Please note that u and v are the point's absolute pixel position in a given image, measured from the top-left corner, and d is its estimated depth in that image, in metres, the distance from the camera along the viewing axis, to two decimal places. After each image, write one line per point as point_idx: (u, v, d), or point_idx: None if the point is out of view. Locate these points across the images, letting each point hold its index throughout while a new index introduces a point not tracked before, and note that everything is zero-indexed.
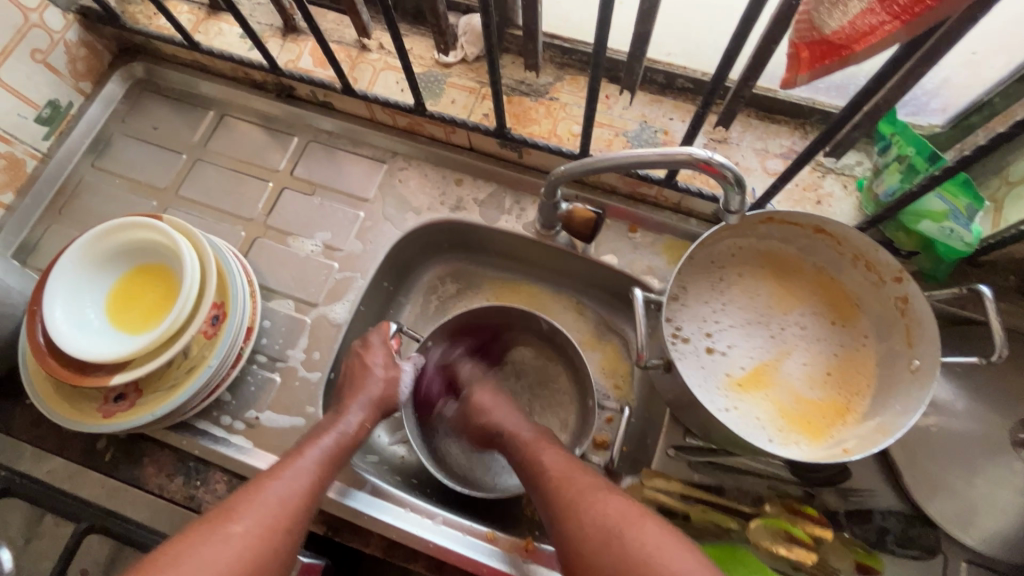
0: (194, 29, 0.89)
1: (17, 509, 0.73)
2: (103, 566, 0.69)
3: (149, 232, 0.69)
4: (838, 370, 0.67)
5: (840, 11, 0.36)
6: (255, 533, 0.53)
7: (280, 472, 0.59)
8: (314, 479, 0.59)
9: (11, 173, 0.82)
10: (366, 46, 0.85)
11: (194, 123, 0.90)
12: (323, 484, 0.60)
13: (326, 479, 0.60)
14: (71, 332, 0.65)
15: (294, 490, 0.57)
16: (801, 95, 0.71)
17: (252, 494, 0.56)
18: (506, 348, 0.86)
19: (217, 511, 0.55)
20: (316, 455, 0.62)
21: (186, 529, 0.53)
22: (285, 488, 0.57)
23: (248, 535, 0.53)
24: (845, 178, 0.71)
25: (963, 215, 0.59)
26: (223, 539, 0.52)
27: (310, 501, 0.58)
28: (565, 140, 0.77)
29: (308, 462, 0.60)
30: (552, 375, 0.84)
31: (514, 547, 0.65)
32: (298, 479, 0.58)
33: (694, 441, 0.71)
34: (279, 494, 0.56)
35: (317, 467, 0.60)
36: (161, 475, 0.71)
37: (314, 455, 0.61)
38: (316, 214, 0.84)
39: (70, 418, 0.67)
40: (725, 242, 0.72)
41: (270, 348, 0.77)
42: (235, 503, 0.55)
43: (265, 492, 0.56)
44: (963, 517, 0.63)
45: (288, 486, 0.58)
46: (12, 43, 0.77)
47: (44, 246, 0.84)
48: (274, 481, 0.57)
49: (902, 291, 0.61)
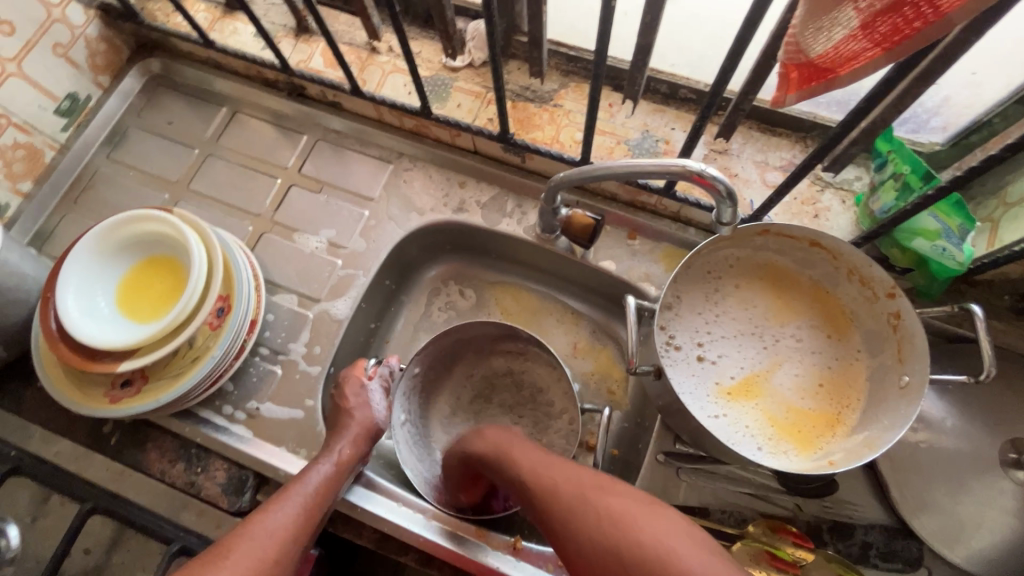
0: (210, 27, 0.91)
1: (25, 488, 0.76)
2: (106, 546, 0.72)
3: (159, 224, 0.71)
4: (831, 382, 0.67)
5: (824, 37, 0.36)
6: (250, 562, 0.54)
7: (271, 506, 0.60)
8: (307, 510, 0.61)
9: (30, 163, 0.84)
10: (376, 49, 0.86)
11: (207, 119, 0.93)
12: (312, 520, 0.61)
13: (316, 514, 0.62)
14: (82, 319, 0.67)
15: (284, 523, 0.59)
16: (803, 109, 0.71)
17: (243, 527, 0.57)
18: (498, 357, 0.86)
19: (212, 546, 0.56)
20: (304, 491, 0.62)
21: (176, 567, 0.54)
22: (279, 518, 0.59)
23: (242, 563, 0.54)
24: (843, 193, 0.71)
25: (955, 234, 0.59)
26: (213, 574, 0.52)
27: (298, 536, 0.59)
28: (567, 147, 0.78)
29: (298, 496, 0.61)
30: (540, 381, 0.84)
31: (503, 545, 0.67)
32: (286, 514, 0.60)
33: (685, 448, 0.71)
34: (269, 527, 0.58)
35: (310, 499, 0.62)
36: (163, 460, 0.73)
37: (303, 489, 0.62)
38: (322, 212, 0.86)
39: (77, 402, 0.70)
40: (723, 253, 0.72)
41: (273, 341, 0.79)
42: (226, 537, 0.56)
43: (257, 525, 0.58)
44: (949, 533, 0.63)
45: (279, 519, 0.59)
46: (34, 37, 0.79)
47: (60, 234, 0.87)
48: (265, 514, 0.59)
49: (895, 307, 0.62)
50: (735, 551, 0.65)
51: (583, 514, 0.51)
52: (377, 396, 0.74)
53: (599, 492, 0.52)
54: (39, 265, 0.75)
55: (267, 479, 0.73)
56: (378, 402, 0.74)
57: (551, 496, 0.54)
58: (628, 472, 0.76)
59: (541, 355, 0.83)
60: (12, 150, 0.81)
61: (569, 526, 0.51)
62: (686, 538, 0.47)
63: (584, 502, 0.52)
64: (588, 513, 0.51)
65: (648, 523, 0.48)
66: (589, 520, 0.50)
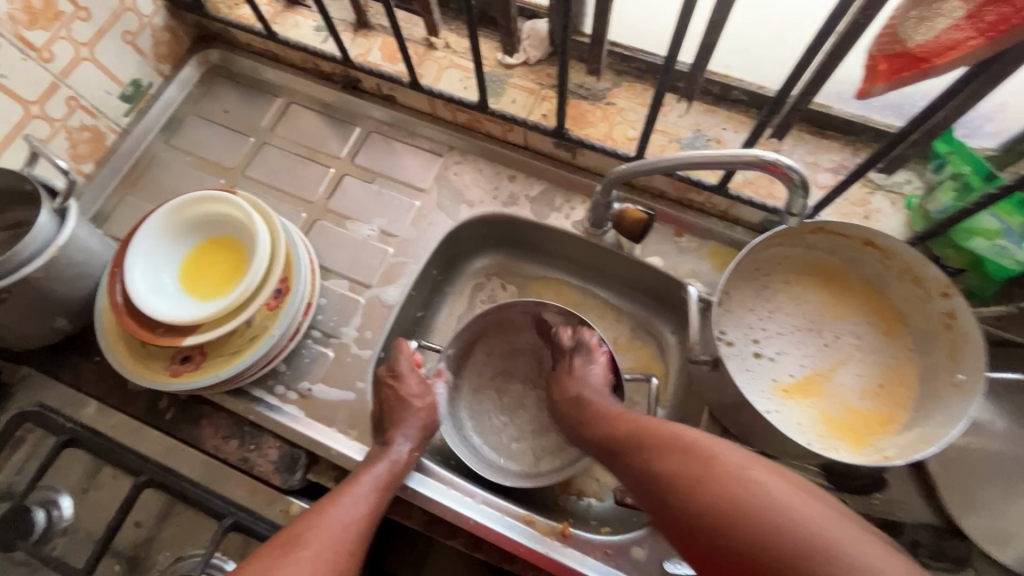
0: (272, 20, 0.94)
1: (79, 460, 0.77)
2: (156, 519, 0.73)
3: (225, 207, 0.73)
4: (889, 382, 0.68)
5: (925, 27, 0.38)
6: (325, 556, 0.56)
7: (341, 498, 0.61)
8: (372, 504, 0.62)
9: (94, 145, 0.87)
10: (432, 45, 0.89)
11: (263, 109, 0.95)
12: (378, 511, 0.62)
13: (382, 505, 0.63)
14: (149, 294, 0.69)
15: (355, 516, 0.60)
16: (854, 112, 0.73)
17: (314, 520, 0.58)
18: (520, 337, 0.86)
19: (286, 536, 0.57)
20: (371, 483, 0.63)
21: (256, 552, 0.55)
22: (348, 513, 0.60)
23: (319, 558, 0.55)
24: (894, 196, 0.73)
25: (1017, 232, 0.60)
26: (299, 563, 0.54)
27: (366, 527, 0.60)
28: (620, 143, 0.80)
29: (366, 488, 0.63)
30: (561, 362, 0.85)
31: (551, 531, 0.68)
32: (356, 506, 0.61)
33: (732, 441, 0.72)
34: (341, 520, 0.59)
35: (374, 493, 0.63)
36: (217, 436, 0.74)
37: (370, 482, 0.63)
38: (375, 201, 0.88)
39: (139, 375, 0.71)
40: (773, 251, 0.73)
41: (325, 324, 0.81)
42: (300, 528, 0.57)
43: (330, 517, 0.59)
44: (1000, 534, 0.64)
45: (350, 512, 0.60)
46: (108, 23, 0.82)
47: (118, 216, 0.89)
48: (336, 507, 0.60)
49: (949, 307, 0.63)
50: None
51: (668, 461, 0.55)
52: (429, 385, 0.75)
53: (692, 445, 0.55)
54: (104, 243, 0.77)
55: (318, 459, 0.74)
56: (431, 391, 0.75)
57: (651, 446, 0.58)
58: None
59: (562, 338, 0.84)
60: (79, 132, 0.84)
61: (653, 476, 0.55)
62: (782, 483, 0.49)
63: (664, 451, 0.56)
64: (671, 464, 0.54)
65: (728, 472, 0.50)
66: (676, 468, 0.53)
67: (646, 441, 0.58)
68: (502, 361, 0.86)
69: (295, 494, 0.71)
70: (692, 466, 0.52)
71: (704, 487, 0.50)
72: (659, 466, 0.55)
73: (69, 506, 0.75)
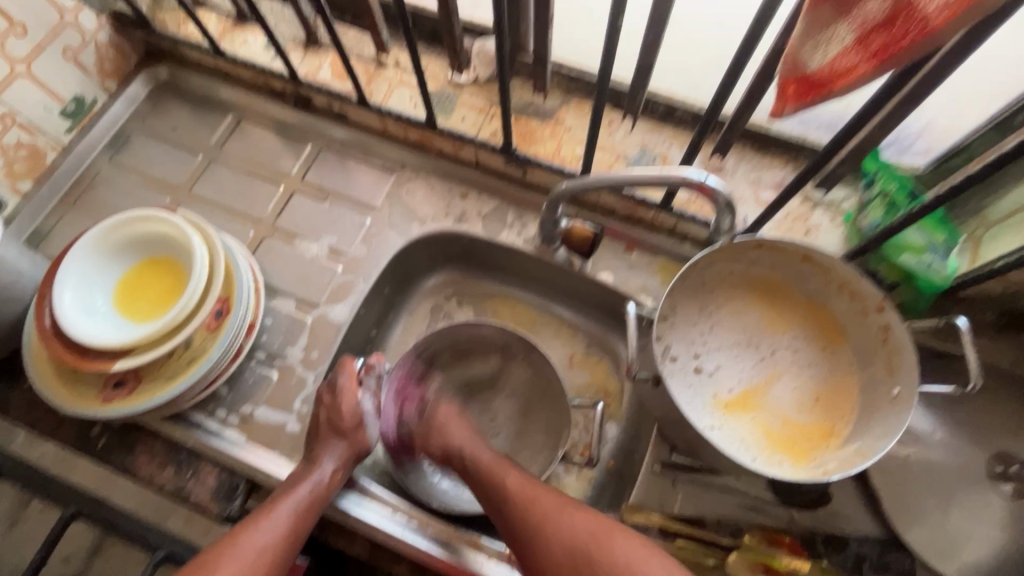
0: (221, 37, 0.93)
1: (6, 491, 0.73)
2: (86, 553, 0.70)
3: (161, 225, 0.71)
4: (826, 395, 0.69)
5: (821, 52, 0.40)
6: None
7: (256, 523, 0.60)
8: (291, 528, 0.61)
9: (31, 163, 0.84)
10: (383, 63, 0.89)
11: (213, 126, 0.94)
12: (300, 533, 0.61)
13: (304, 525, 0.61)
14: (79, 317, 0.66)
15: (270, 540, 0.59)
16: (791, 130, 0.75)
17: (225, 548, 0.57)
18: (477, 360, 0.84)
19: (196, 565, 0.56)
20: (292, 504, 0.62)
21: None
22: (263, 537, 0.59)
23: None
24: (833, 211, 0.74)
25: (940, 249, 0.64)
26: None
27: (284, 550, 0.59)
28: (568, 161, 0.81)
29: (285, 510, 0.61)
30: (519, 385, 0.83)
31: (498, 554, 0.66)
32: (274, 529, 0.60)
33: (680, 458, 0.71)
34: (253, 546, 0.58)
35: (294, 516, 0.61)
36: (153, 464, 0.72)
37: (290, 504, 0.62)
38: (325, 218, 0.86)
39: (69, 402, 0.68)
40: (717, 266, 0.74)
41: (270, 344, 0.79)
42: (210, 558, 0.57)
43: (242, 543, 0.58)
44: (941, 546, 0.64)
45: (265, 536, 0.59)
46: (46, 39, 0.80)
47: (57, 235, 0.86)
48: (251, 532, 0.59)
49: (884, 320, 0.64)
50: (730, 561, 0.65)
51: (552, 528, 0.59)
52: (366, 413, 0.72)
53: (563, 513, 0.59)
54: (37, 264, 0.75)
55: (259, 485, 0.72)
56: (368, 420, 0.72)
57: (539, 510, 0.60)
58: (623, 483, 0.76)
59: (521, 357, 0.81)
60: (14, 150, 0.81)
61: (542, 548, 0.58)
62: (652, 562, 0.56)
63: (557, 524, 0.59)
64: (560, 537, 0.58)
65: (615, 544, 0.57)
66: (558, 548, 0.58)
67: (549, 507, 0.60)
68: (458, 385, 0.84)
69: (234, 522, 0.69)
70: (580, 545, 0.57)
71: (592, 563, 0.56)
72: (547, 534, 0.58)
73: None
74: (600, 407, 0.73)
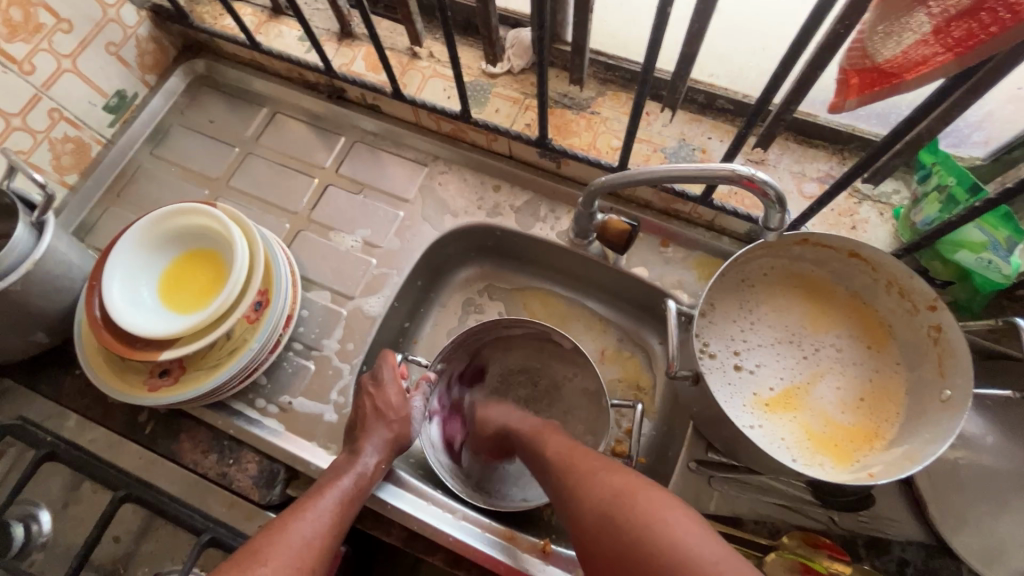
0: (257, 30, 0.94)
1: (59, 473, 0.76)
2: (134, 535, 0.72)
3: (203, 219, 0.73)
4: (871, 396, 0.67)
5: (894, 42, 0.39)
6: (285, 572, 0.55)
7: (303, 513, 0.60)
8: (335, 520, 0.61)
9: (77, 157, 0.87)
10: (417, 54, 0.89)
11: (249, 118, 0.95)
12: (343, 525, 0.62)
13: (346, 518, 0.62)
14: (127, 308, 0.68)
15: (317, 531, 0.59)
16: (840, 121, 0.72)
17: (276, 536, 0.57)
18: (515, 355, 0.85)
19: (243, 554, 0.56)
20: (335, 497, 0.63)
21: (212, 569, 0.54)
22: (310, 528, 0.59)
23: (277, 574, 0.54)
24: (881, 206, 0.72)
25: (1002, 246, 0.60)
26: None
27: (332, 541, 0.60)
28: (604, 153, 0.79)
29: (329, 502, 0.62)
30: (558, 379, 0.83)
31: (532, 548, 0.66)
32: (320, 521, 0.60)
33: (717, 457, 0.71)
34: (302, 536, 0.58)
35: (338, 508, 0.62)
36: (196, 451, 0.73)
37: (334, 495, 0.62)
38: (358, 211, 0.87)
39: (118, 390, 0.71)
40: (759, 262, 0.72)
41: (307, 336, 0.80)
42: (259, 544, 0.57)
43: (290, 533, 0.58)
44: (991, 553, 0.62)
45: (312, 527, 0.59)
46: (90, 35, 0.82)
47: (102, 227, 0.89)
48: (298, 523, 0.59)
49: (936, 319, 0.61)
50: (769, 561, 0.64)
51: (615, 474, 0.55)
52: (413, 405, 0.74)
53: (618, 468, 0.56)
54: (84, 255, 0.77)
55: (298, 473, 0.73)
56: (414, 412, 0.74)
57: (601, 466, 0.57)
58: (656, 480, 0.75)
59: (558, 353, 0.82)
60: (62, 143, 0.83)
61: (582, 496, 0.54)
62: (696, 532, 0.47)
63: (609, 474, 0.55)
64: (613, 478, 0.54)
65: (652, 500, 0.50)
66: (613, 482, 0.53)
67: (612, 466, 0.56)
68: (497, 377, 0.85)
69: (274, 509, 0.70)
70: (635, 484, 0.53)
71: (623, 518, 0.50)
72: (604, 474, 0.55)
73: (48, 520, 0.74)
74: (640, 406, 0.73)
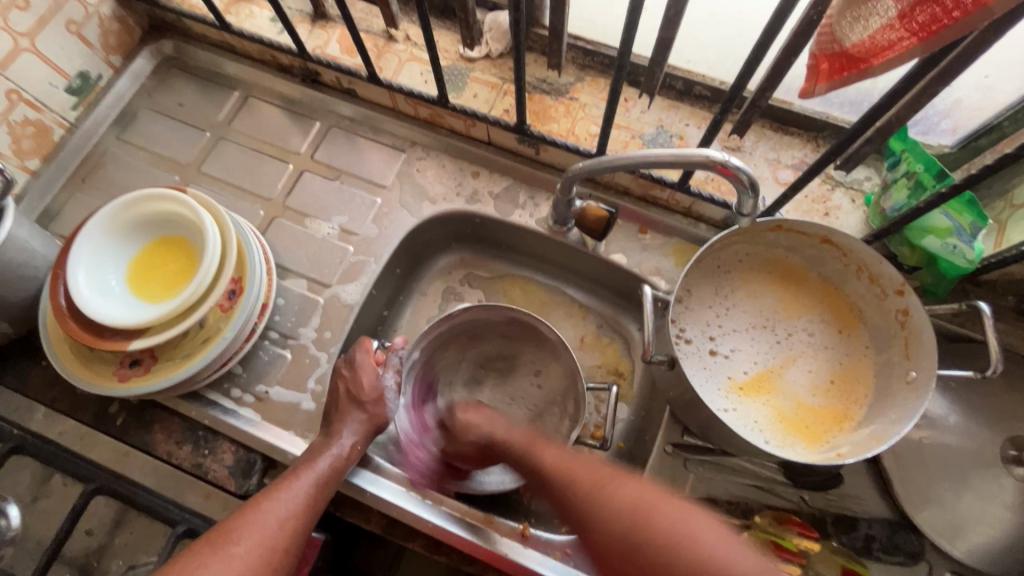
0: (226, 10, 0.91)
1: (27, 467, 0.74)
2: (107, 528, 0.71)
3: (171, 204, 0.71)
4: (842, 379, 0.68)
5: (861, 27, 0.39)
6: (257, 552, 0.55)
7: (277, 493, 0.60)
8: (310, 500, 0.61)
9: (38, 140, 0.83)
10: (392, 37, 0.87)
11: (220, 102, 0.92)
12: (319, 505, 0.61)
13: (321, 501, 0.62)
14: (94, 298, 0.66)
15: (292, 510, 0.59)
16: (815, 108, 0.73)
17: (250, 516, 0.58)
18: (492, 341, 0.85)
19: (218, 531, 0.57)
20: (310, 479, 0.62)
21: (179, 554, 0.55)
22: (284, 508, 0.59)
23: (249, 555, 0.55)
24: (853, 192, 0.74)
25: (966, 231, 0.62)
26: (223, 562, 0.54)
27: (306, 522, 0.59)
28: (582, 139, 0.79)
29: (305, 483, 0.61)
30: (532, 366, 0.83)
31: (512, 532, 0.67)
32: (295, 501, 0.60)
33: (692, 440, 0.72)
34: (276, 515, 0.58)
35: (312, 490, 0.61)
36: (170, 442, 0.72)
37: (309, 478, 0.62)
38: (335, 197, 0.86)
39: (87, 382, 0.69)
40: (735, 247, 0.73)
41: (283, 325, 0.79)
42: (232, 524, 0.57)
43: (264, 513, 0.58)
44: (951, 527, 0.64)
45: (286, 507, 0.59)
46: (49, 12, 0.78)
47: (67, 213, 0.86)
48: (272, 503, 0.59)
49: (903, 304, 0.63)
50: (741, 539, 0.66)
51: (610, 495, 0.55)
52: (387, 387, 0.73)
53: (623, 483, 0.56)
54: (49, 243, 0.74)
55: (275, 462, 0.73)
56: (388, 394, 0.73)
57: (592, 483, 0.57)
58: (634, 463, 0.77)
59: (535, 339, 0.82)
60: (22, 127, 0.80)
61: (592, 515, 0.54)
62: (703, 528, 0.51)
63: (612, 490, 0.55)
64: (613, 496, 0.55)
65: (663, 514, 0.52)
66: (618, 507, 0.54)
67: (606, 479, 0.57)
68: (473, 362, 0.86)
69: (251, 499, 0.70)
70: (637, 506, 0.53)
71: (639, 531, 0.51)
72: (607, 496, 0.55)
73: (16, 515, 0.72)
74: (616, 388, 0.71)
